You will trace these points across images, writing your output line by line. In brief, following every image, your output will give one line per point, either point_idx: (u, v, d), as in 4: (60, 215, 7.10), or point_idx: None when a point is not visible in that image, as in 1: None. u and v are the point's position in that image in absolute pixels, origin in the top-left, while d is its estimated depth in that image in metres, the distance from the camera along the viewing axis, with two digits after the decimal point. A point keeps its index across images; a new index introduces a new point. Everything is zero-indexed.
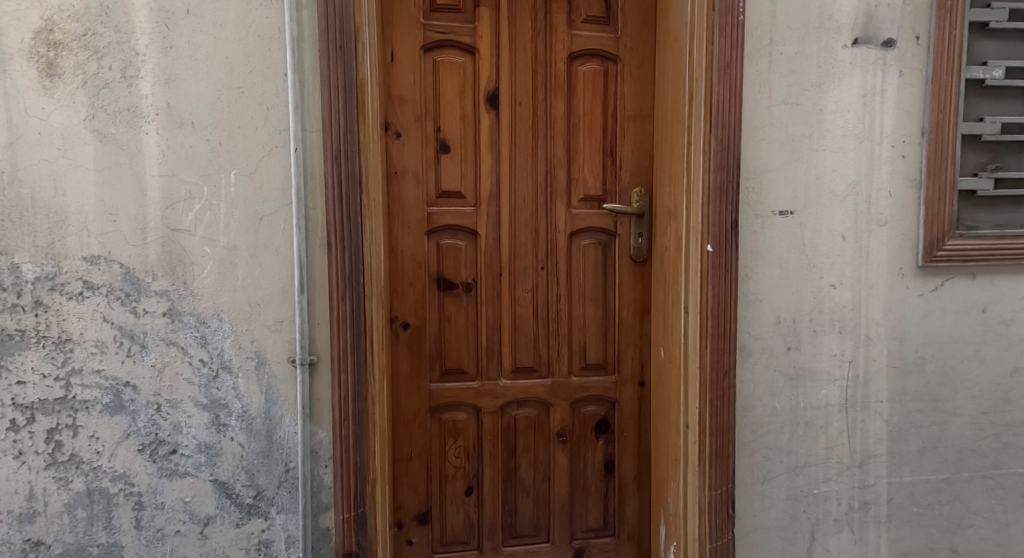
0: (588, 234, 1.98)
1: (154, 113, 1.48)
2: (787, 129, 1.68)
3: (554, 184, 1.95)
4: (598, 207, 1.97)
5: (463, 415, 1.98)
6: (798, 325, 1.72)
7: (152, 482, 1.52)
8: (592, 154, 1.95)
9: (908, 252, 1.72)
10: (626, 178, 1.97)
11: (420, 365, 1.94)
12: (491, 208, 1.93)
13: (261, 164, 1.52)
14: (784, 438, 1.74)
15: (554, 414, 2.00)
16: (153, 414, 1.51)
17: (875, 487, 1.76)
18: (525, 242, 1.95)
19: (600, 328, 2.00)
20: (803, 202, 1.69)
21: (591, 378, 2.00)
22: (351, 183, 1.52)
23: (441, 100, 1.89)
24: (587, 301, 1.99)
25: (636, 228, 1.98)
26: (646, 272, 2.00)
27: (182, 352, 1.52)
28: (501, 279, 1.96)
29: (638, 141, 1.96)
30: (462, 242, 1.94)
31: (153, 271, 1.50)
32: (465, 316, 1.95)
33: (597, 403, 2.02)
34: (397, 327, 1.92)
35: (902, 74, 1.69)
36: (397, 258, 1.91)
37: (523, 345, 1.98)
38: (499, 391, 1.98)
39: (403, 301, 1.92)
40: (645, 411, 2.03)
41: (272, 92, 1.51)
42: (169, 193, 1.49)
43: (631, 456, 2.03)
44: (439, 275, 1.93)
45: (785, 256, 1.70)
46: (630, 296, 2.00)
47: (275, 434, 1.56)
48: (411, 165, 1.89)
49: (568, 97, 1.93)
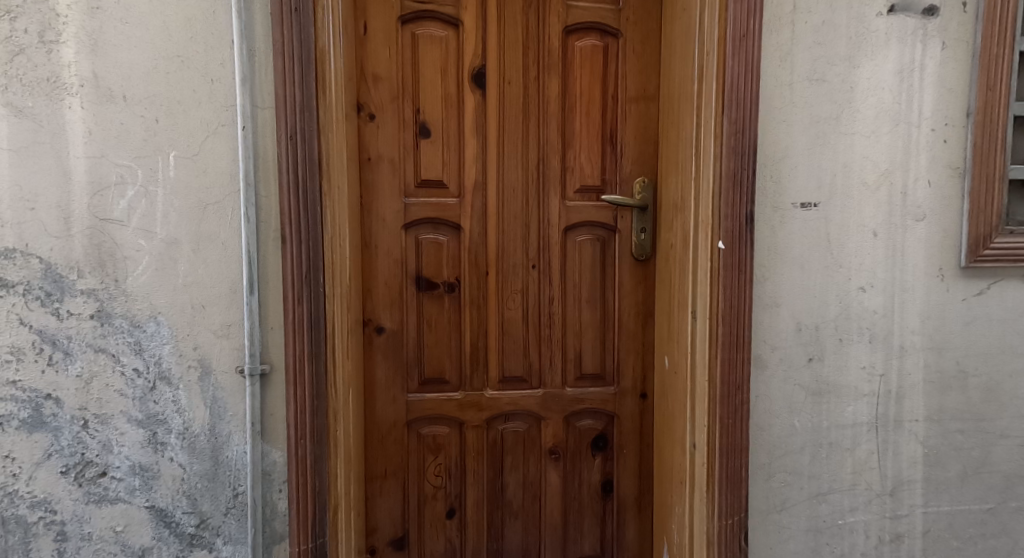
0: (585, 229, 1.77)
1: (78, 85, 1.28)
2: (812, 110, 1.47)
3: (547, 173, 1.74)
4: (596, 199, 1.77)
5: (445, 429, 1.78)
6: (821, 332, 1.52)
7: (77, 509, 1.33)
8: (590, 140, 1.75)
9: (950, 251, 1.51)
10: (627, 167, 1.76)
11: (396, 374, 1.74)
12: (477, 199, 1.73)
13: (206, 145, 1.32)
14: (805, 461, 1.54)
15: (546, 429, 1.80)
16: (78, 431, 1.32)
17: (909, 517, 1.55)
18: (515, 238, 1.75)
19: (598, 335, 1.79)
20: (829, 193, 1.49)
21: (587, 389, 1.80)
22: (310, 168, 1.33)
23: (421, 78, 1.69)
24: (583, 304, 1.78)
25: (639, 223, 1.77)
26: (649, 272, 1.79)
27: (113, 360, 1.32)
28: (488, 278, 1.75)
29: (642, 125, 1.75)
30: (444, 237, 1.74)
31: (79, 267, 1.30)
32: (447, 320, 1.75)
33: (594, 417, 1.82)
34: (371, 330, 1.72)
35: (945, 46, 1.48)
36: (371, 254, 1.71)
37: (512, 353, 1.78)
38: (485, 404, 1.77)
39: (377, 302, 1.72)
40: (647, 426, 1.82)
41: (218, 61, 1.31)
42: (97, 177, 1.30)
43: (632, 476, 1.82)
44: (419, 274, 1.73)
45: (807, 254, 1.50)
46: (631, 299, 1.79)
47: (222, 455, 1.37)
48: (387, 151, 1.69)
49: (562, 77, 1.73)
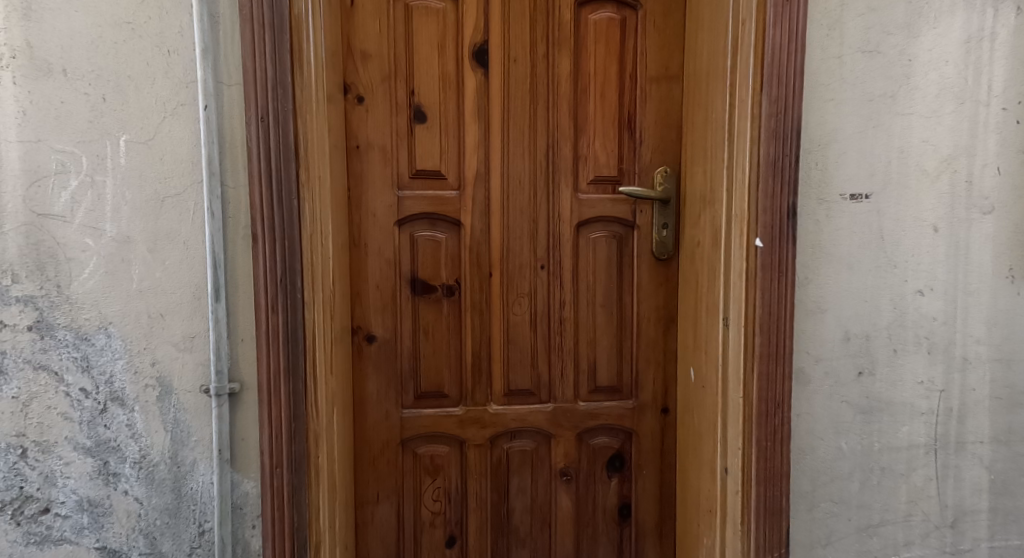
0: (600, 224, 1.59)
1: (9, 57, 1.10)
2: (864, 86, 1.28)
3: (558, 162, 1.55)
4: (612, 192, 1.58)
5: (444, 449, 1.59)
6: (872, 342, 1.34)
7: (15, 552, 1.14)
8: (605, 125, 1.56)
9: (1021, 249, 1.32)
10: (647, 155, 1.57)
11: (389, 388, 1.55)
12: (479, 192, 1.54)
13: (162, 129, 1.14)
14: (853, 489, 1.36)
15: (557, 448, 1.61)
16: (16, 462, 1.14)
17: (972, 553, 1.37)
18: (521, 235, 1.56)
19: (614, 342, 1.61)
20: (883, 183, 1.30)
21: (602, 403, 1.61)
22: (284, 155, 1.15)
23: (416, 55, 1.50)
24: (597, 308, 1.59)
25: (660, 218, 1.58)
26: (671, 273, 1.60)
27: (56, 379, 1.14)
28: (491, 280, 1.57)
29: (664, 108, 1.56)
30: (442, 234, 1.55)
31: (14, 270, 1.12)
32: (446, 326, 1.56)
33: (609, 434, 1.63)
34: (361, 339, 1.53)
35: (1018, 13, 1.29)
36: (361, 254, 1.52)
37: (518, 364, 1.59)
38: (488, 420, 1.59)
39: (368, 307, 1.53)
40: (668, 444, 1.63)
41: (175, 29, 1.13)
42: (34, 165, 1.11)
43: (652, 500, 1.64)
44: (414, 276, 1.55)
45: (856, 252, 1.31)
46: (651, 303, 1.60)
47: (184, 487, 1.18)
48: (377, 137, 1.50)
49: (573, 54, 1.54)
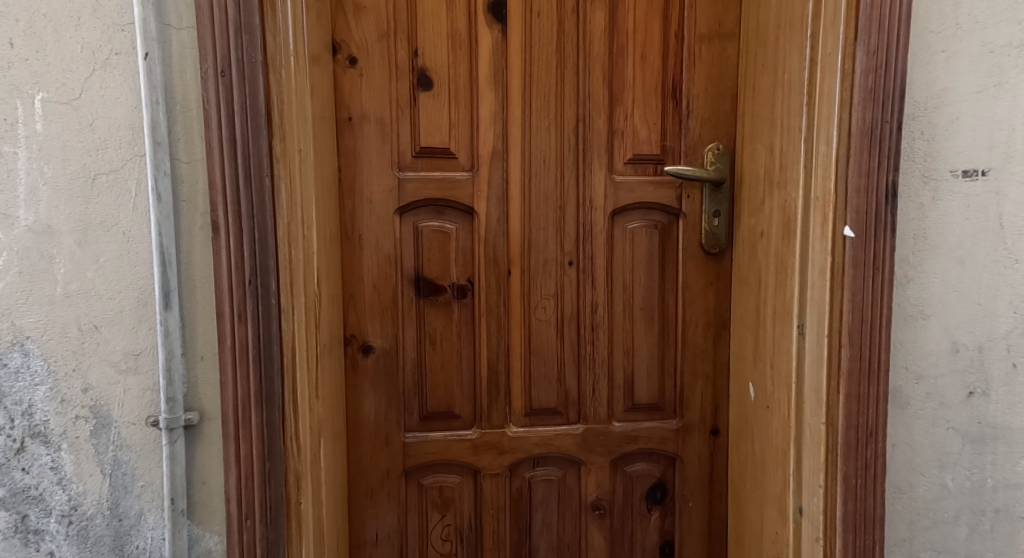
0: (639, 212, 1.33)
1: None
2: (985, 34, 1.04)
3: (590, 138, 1.29)
4: (654, 173, 1.32)
5: (455, 479, 1.33)
6: (987, 355, 1.08)
7: None
8: (645, 93, 1.30)
9: None
10: (695, 130, 1.31)
11: (389, 408, 1.30)
12: (495, 173, 1.28)
13: (91, 85, 0.89)
14: (961, 535, 1.10)
15: (587, 477, 1.36)
16: None
17: None
18: (545, 226, 1.30)
19: (655, 352, 1.35)
20: (1005, 156, 1.04)
21: (640, 424, 1.36)
22: (253, 120, 0.91)
23: (420, 8, 1.24)
24: (634, 312, 1.34)
25: (711, 204, 1.32)
26: (723, 270, 1.34)
27: None
28: (510, 279, 1.31)
29: (716, 72, 1.29)
30: (451, 225, 1.29)
31: None
32: (457, 335, 1.31)
33: (648, 459, 1.37)
34: (355, 350, 1.27)
35: None
36: (355, 248, 1.26)
37: (542, 379, 1.33)
38: (506, 446, 1.33)
39: (363, 312, 1.27)
40: (719, 472, 1.37)
41: None
42: None
43: (699, 539, 1.37)
44: (418, 275, 1.29)
45: (969, 243, 1.06)
46: (699, 306, 1.34)
47: (127, 546, 0.93)
48: (373, 107, 1.24)
49: (609, 7, 1.28)
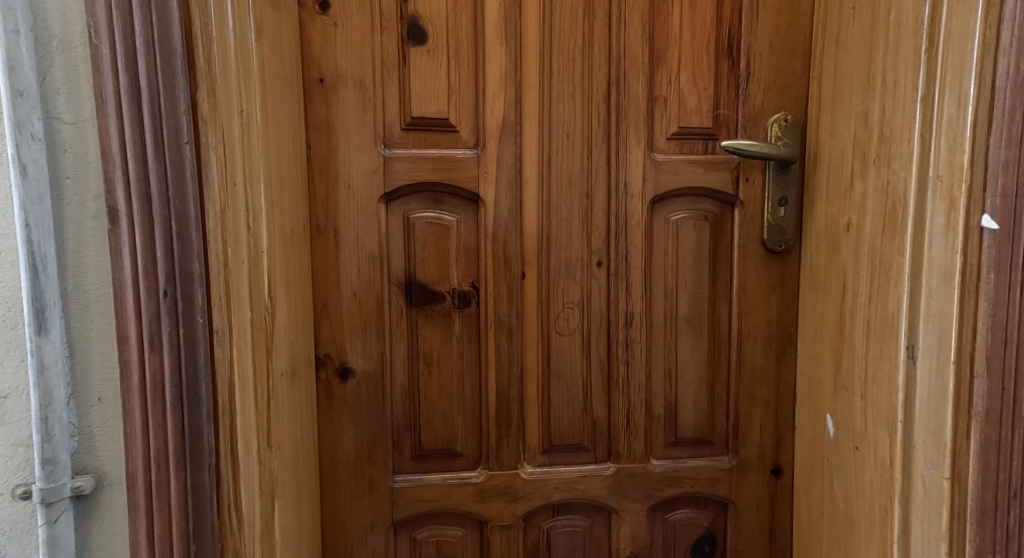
0: (682, 201, 1.02)
1: None
2: None
3: (625, 107, 0.99)
4: (704, 151, 1.01)
5: (456, 533, 1.04)
6: None
7: None
8: (694, 49, 0.99)
9: None
10: (757, 97, 0.99)
11: (373, 445, 1.01)
12: (505, 150, 0.99)
13: None
14: None
15: (620, 530, 1.05)
16: None
17: None
18: (568, 217, 1.00)
19: (704, 377, 1.04)
20: None
21: (685, 462, 1.05)
22: (165, 61, 0.70)
23: None
24: (679, 324, 1.03)
25: (775, 190, 1.00)
26: (789, 273, 1.02)
27: None
28: (525, 285, 1.01)
29: (786, 22, 0.98)
30: (451, 217, 1.00)
31: None
32: (456, 354, 1.02)
33: (694, 507, 1.06)
34: (331, 374, 1.00)
35: None
36: (328, 242, 0.98)
37: (563, 408, 1.04)
38: (520, 492, 1.04)
39: (337, 323, 0.99)
40: (782, 523, 1.05)
41: None
42: None
43: None
44: (410, 278, 1.00)
45: None
46: (758, 317, 1.03)
47: None
48: (351, 64, 0.96)
49: None
